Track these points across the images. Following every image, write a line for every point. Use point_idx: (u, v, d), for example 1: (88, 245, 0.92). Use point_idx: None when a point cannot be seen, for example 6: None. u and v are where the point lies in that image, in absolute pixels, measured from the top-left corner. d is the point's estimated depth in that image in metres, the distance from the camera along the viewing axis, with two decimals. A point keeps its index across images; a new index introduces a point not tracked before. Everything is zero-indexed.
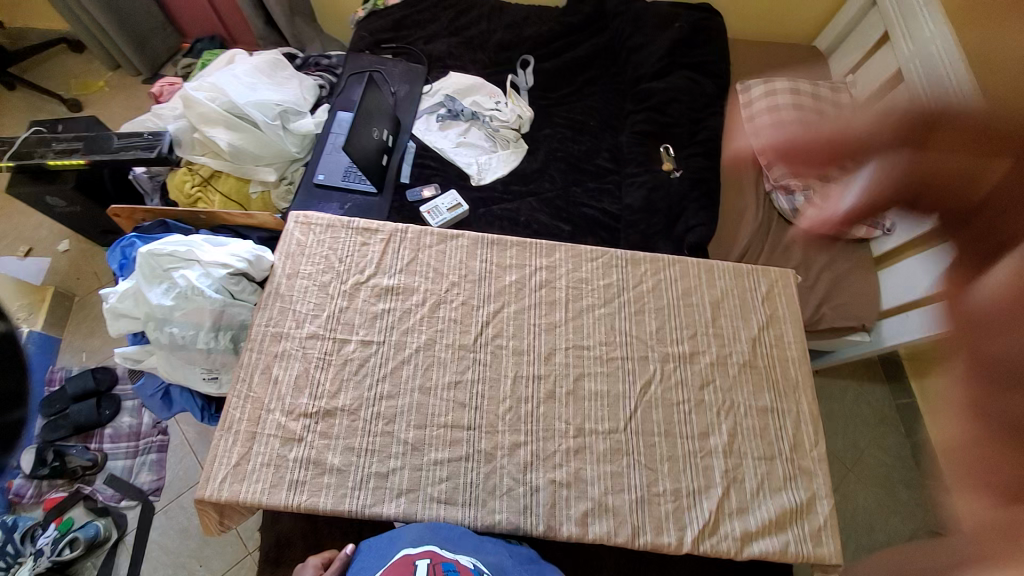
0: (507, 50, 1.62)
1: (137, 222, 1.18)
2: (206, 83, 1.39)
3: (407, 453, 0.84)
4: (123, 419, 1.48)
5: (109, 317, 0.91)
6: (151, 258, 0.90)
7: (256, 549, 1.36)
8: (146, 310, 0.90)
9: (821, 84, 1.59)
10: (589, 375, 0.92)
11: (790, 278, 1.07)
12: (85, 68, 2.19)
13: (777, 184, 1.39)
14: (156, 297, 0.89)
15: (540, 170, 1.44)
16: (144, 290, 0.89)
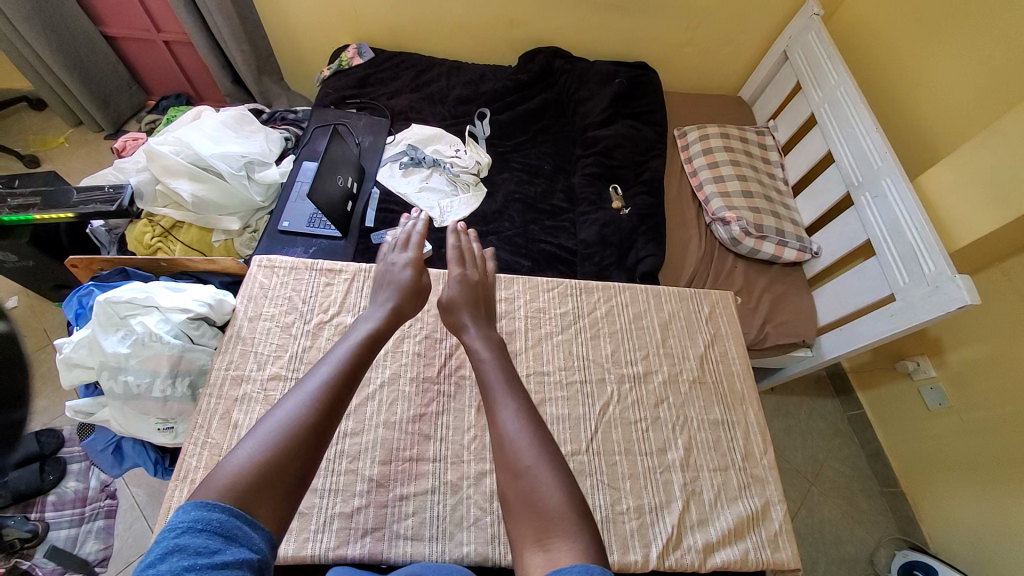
0: (465, 104, 1.75)
1: (95, 272, 1.16)
2: (171, 137, 1.43)
3: (372, 490, 0.84)
4: (68, 484, 1.42)
5: (61, 368, 0.88)
6: (107, 305, 0.89)
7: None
8: (99, 358, 0.87)
9: (747, 129, 1.78)
10: (550, 400, 0.95)
11: (730, 300, 1.17)
12: (45, 125, 2.19)
13: (713, 217, 1.55)
14: (112, 345, 0.87)
15: (499, 211, 1.53)
16: (100, 338, 0.87)
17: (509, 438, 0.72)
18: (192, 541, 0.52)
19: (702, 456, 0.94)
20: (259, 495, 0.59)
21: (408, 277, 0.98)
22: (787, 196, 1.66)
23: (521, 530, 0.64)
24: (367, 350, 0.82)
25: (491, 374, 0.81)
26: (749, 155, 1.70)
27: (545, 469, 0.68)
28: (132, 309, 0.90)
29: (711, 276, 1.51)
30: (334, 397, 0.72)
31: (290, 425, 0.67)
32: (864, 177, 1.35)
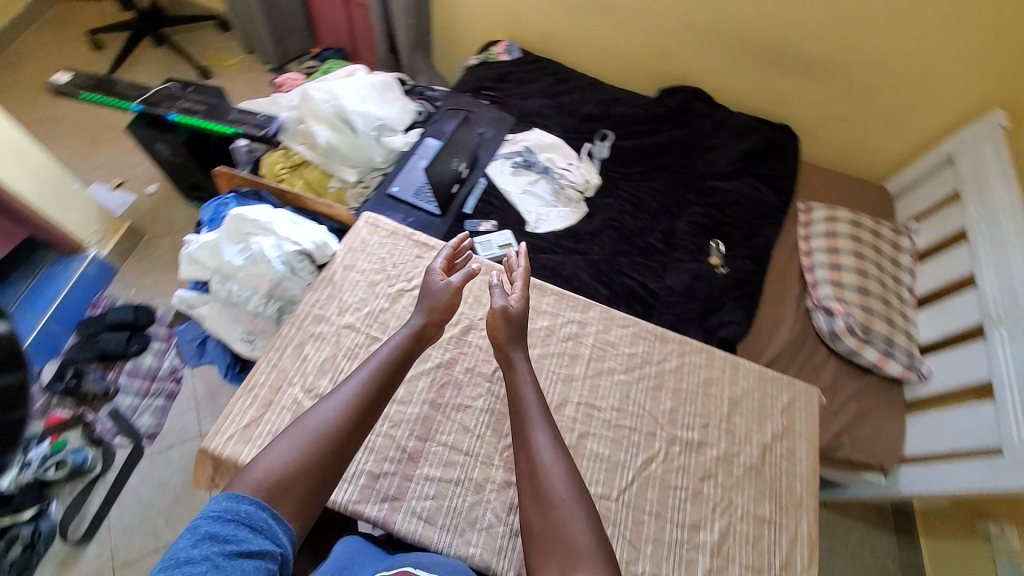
0: (592, 122, 1.77)
1: (233, 186, 1.33)
2: (326, 87, 1.60)
3: (403, 461, 0.86)
4: (145, 358, 1.61)
5: (183, 260, 0.99)
6: (236, 222, 0.99)
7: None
8: (217, 263, 0.98)
9: (883, 223, 1.62)
10: (593, 436, 0.92)
11: (814, 398, 1.07)
12: (224, 46, 2.50)
13: (818, 303, 1.45)
14: (230, 255, 0.97)
15: (594, 233, 1.52)
16: (223, 246, 0.97)
17: (542, 467, 0.76)
18: (222, 530, 0.58)
19: (737, 548, 0.87)
20: (286, 494, 0.66)
21: (451, 288, 0.94)
22: (909, 306, 1.49)
23: (546, 558, 0.68)
24: (401, 360, 0.85)
25: (527, 403, 0.84)
26: (876, 251, 1.55)
27: (575, 509, 0.71)
28: (253, 230, 0.99)
29: (796, 364, 1.40)
30: (362, 410, 0.77)
31: (321, 431, 0.73)
32: (1006, 313, 1.18)
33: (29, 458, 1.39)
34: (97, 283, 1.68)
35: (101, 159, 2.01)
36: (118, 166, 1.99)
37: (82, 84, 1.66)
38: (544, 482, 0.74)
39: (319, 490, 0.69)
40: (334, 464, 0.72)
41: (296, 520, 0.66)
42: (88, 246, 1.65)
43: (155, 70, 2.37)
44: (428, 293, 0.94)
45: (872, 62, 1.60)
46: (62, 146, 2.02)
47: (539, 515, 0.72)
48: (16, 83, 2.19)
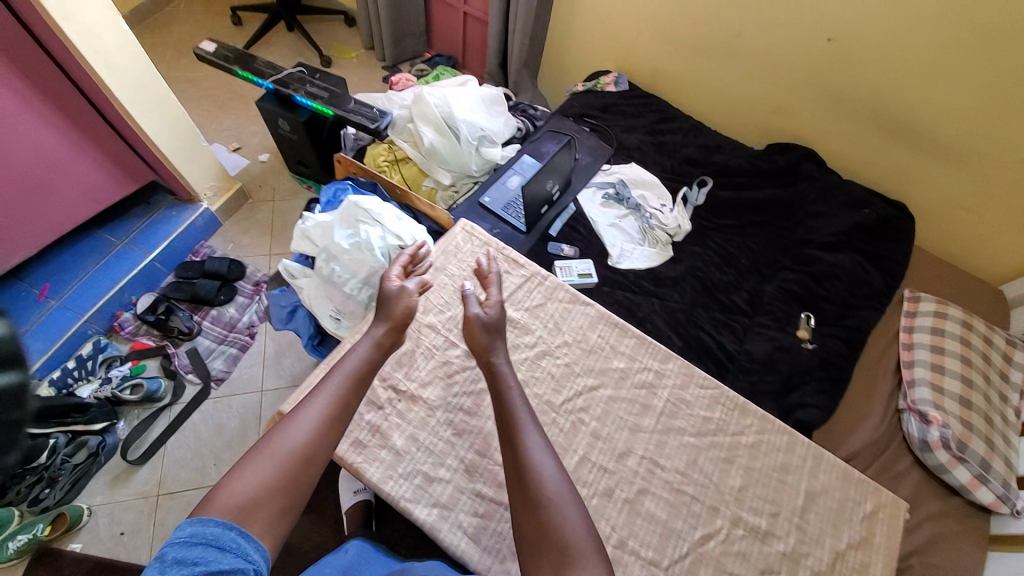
0: (690, 166, 1.72)
1: (351, 173, 1.45)
2: (440, 92, 1.66)
3: (459, 471, 0.85)
4: (228, 309, 1.72)
5: (297, 235, 1.06)
6: (351, 209, 1.05)
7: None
8: (325, 242, 1.03)
9: (998, 331, 1.47)
10: (653, 495, 0.87)
11: (899, 512, 0.97)
12: (348, 39, 2.68)
13: (912, 406, 1.32)
14: (341, 238, 1.02)
15: (675, 280, 1.47)
16: (336, 229, 1.02)
17: (531, 466, 0.72)
18: (189, 553, 0.56)
19: None
20: (255, 512, 0.65)
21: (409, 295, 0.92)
22: (1015, 431, 1.33)
23: (542, 558, 0.64)
24: (368, 373, 0.84)
25: (514, 401, 0.81)
26: (986, 360, 1.40)
27: (568, 509, 0.68)
28: (364, 219, 1.04)
29: (875, 467, 1.27)
30: (332, 423, 0.76)
31: (294, 448, 0.72)
32: None
33: (110, 376, 1.50)
34: (202, 232, 1.82)
35: (225, 123, 2.19)
36: (238, 131, 2.17)
37: (224, 55, 1.80)
38: (530, 480, 0.71)
39: (290, 505, 0.68)
40: (304, 477, 0.71)
41: (267, 537, 0.65)
42: (202, 200, 1.80)
43: (284, 51, 2.57)
44: (387, 302, 0.91)
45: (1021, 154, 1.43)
46: (195, 106, 2.23)
47: (531, 515, 0.68)
48: (167, 44, 2.44)
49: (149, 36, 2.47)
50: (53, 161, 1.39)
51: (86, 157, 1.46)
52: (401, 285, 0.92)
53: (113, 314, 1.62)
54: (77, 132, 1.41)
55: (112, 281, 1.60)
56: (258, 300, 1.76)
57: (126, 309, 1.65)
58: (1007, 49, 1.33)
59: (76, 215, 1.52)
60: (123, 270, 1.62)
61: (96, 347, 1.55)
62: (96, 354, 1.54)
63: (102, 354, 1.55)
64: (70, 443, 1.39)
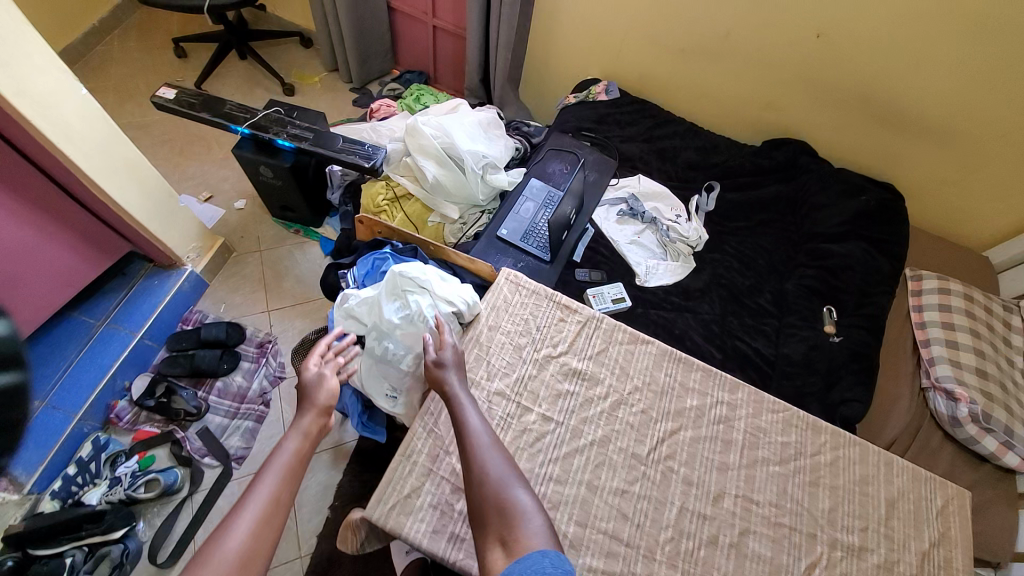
0: (694, 170, 1.73)
1: (374, 233, 1.35)
2: (436, 122, 1.58)
3: (564, 548, 0.82)
4: (235, 377, 1.60)
5: (343, 314, 1.05)
6: (394, 281, 1.04)
7: (308, 556, 1.25)
8: (376, 319, 1.03)
9: (996, 300, 1.56)
10: (755, 533, 0.87)
11: (967, 501, 1.01)
12: (306, 62, 2.52)
13: (935, 383, 1.37)
14: (390, 312, 1.01)
15: (703, 290, 1.48)
16: (384, 304, 1.02)
17: (478, 456, 0.78)
18: None
19: None
20: None
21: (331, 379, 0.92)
22: None
23: (486, 525, 0.71)
24: (300, 465, 0.83)
25: (461, 397, 0.86)
26: (991, 329, 1.49)
27: (512, 484, 0.75)
28: (409, 289, 1.03)
29: (915, 449, 1.33)
30: (266, 521, 0.74)
31: (232, 557, 0.69)
32: None
33: (119, 475, 1.37)
34: (189, 296, 1.68)
35: (190, 170, 2.02)
36: (205, 177, 2.01)
37: (186, 101, 1.64)
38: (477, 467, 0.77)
39: None
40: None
41: None
42: (185, 263, 1.65)
43: (239, 82, 2.38)
44: (309, 390, 0.91)
45: (1000, 131, 1.51)
46: (152, 155, 2.03)
47: (474, 492, 0.75)
48: (105, 87, 2.21)
49: (84, 80, 2.23)
50: (20, 252, 1.23)
51: (53, 240, 1.29)
52: (318, 373, 0.92)
53: (107, 404, 1.47)
54: (37, 213, 1.23)
55: (100, 369, 1.45)
56: (265, 363, 1.64)
57: (121, 396, 1.50)
58: (979, 37, 1.40)
59: (47, 303, 1.33)
60: (111, 355, 1.47)
61: (96, 446, 1.41)
62: (98, 454, 1.40)
63: (104, 452, 1.41)
64: (89, 559, 1.24)
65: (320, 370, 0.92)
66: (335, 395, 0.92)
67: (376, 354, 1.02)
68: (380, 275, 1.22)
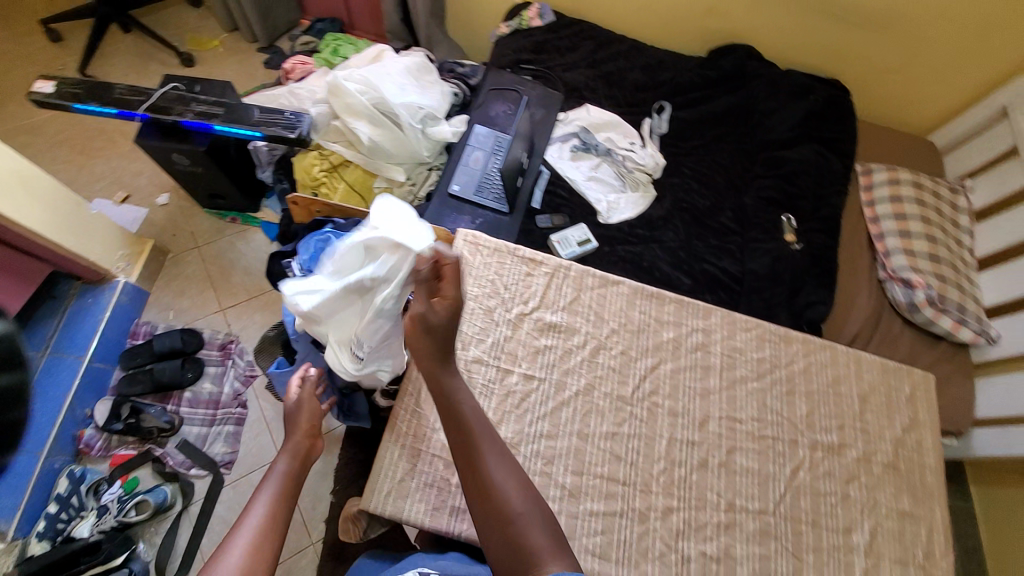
0: (642, 92, 1.64)
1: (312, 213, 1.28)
2: (359, 76, 1.43)
3: (565, 499, 0.83)
4: (203, 385, 1.53)
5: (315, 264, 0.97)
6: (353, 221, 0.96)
7: (320, 539, 1.27)
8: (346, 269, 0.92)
9: (943, 184, 1.61)
10: (741, 450, 0.91)
11: (929, 383, 1.07)
12: (200, 25, 2.20)
13: (892, 275, 1.43)
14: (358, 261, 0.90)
15: (666, 217, 1.46)
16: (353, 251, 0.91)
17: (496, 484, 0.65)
18: None
19: (886, 545, 0.89)
20: None
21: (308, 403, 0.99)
22: (973, 268, 1.51)
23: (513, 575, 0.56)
24: (292, 486, 0.86)
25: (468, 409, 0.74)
26: (940, 212, 1.54)
27: (537, 517, 0.62)
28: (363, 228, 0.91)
29: (877, 339, 1.40)
30: (268, 531, 0.75)
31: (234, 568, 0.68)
32: None
33: (105, 503, 1.32)
34: (131, 309, 1.55)
35: (98, 169, 1.79)
36: (116, 175, 1.79)
37: (69, 92, 1.41)
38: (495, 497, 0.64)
39: None
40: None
41: None
42: (117, 274, 1.51)
43: (130, 60, 2.08)
44: (292, 417, 0.98)
45: (937, 9, 1.49)
46: (49, 159, 1.79)
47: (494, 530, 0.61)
48: None
49: None
50: None
51: None
52: (297, 399, 0.99)
53: (73, 435, 1.39)
54: None
55: (52, 402, 1.34)
56: (232, 364, 1.56)
57: (86, 424, 1.41)
58: None
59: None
60: (62, 385, 1.36)
61: (74, 479, 1.33)
62: (78, 486, 1.33)
63: (84, 483, 1.35)
64: None
65: (299, 397, 1.00)
66: (316, 416, 0.98)
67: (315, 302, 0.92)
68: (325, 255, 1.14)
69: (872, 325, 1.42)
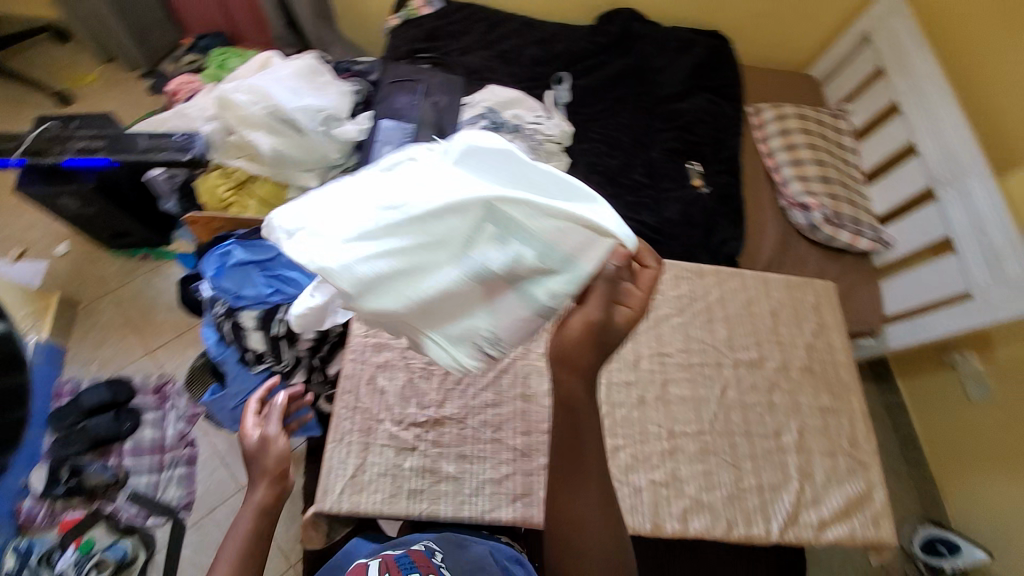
0: (541, 66, 1.68)
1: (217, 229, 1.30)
2: (248, 86, 1.38)
3: (518, 459, 0.86)
4: (144, 432, 1.43)
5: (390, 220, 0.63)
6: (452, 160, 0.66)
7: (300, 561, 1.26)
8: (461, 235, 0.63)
9: (823, 112, 1.76)
10: (673, 380, 0.98)
11: (831, 291, 1.15)
12: (72, 59, 2.03)
13: (792, 201, 1.56)
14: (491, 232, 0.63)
15: (582, 182, 1.51)
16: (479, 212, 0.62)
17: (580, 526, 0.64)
18: None
19: (814, 441, 0.97)
20: None
21: (272, 439, 0.79)
22: (862, 183, 1.65)
23: None
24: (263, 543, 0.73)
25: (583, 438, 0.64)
26: (825, 138, 1.68)
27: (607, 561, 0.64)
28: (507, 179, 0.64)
29: (788, 262, 1.53)
30: None
31: None
32: (950, 174, 1.38)
33: (61, 571, 1.26)
34: (49, 369, 1.45)
35: None
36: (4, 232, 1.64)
37: None
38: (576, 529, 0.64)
39: None
40: None
41: None
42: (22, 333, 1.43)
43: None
44: (254, 459, 0.78)
45: None
46: None
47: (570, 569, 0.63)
48: None
49: None
50: None
51: None
52: (263, 434, 0.79)
53: (11, 510, 1.31)
54: None
55: None
56: (171, 406, 1.48)
57: (23, 496, 1.33)
58: None
59: None
60: None
61: (20, 554, 1.27)
62: (27, 560, 1.27)
63: (33, 555, 1.28)
64: None
65: (262, 430, 0.80)
66: (286, 454, 0.78)
67: (428, 287, 0.62)
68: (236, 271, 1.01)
69: (782, 249, 1.54)
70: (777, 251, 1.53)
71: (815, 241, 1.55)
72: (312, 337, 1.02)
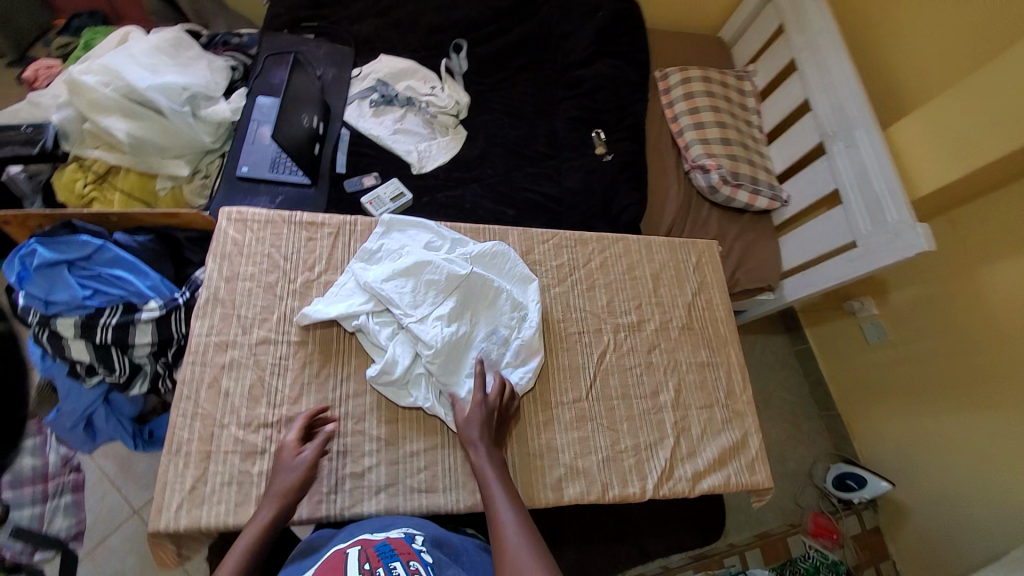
0: (438, 33, 1.59)
1: (33, 229, 0.99)
2: (96, 65, 1.21)
3: (381, 448, 0.82)
4: (22, 461, 1.25)
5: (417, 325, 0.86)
6: (482, 283, 0.92)
7: None
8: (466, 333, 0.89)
9: (728, 73, 1.74)
10: (554, 351, 0.97)
11: (715, 250, 1.20)
12: None
13: (693, 164, 1.55)
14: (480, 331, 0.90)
15: (481, 156, 1.46)
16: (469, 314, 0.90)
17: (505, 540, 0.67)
18: None
19: (691, 396, 1.00)
20: None
21: (303, 466, 0.75)
22: (763, 143, 1.66)
23: None
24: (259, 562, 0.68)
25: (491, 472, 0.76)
26: (728, 100, 1.68)
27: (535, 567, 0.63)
28: (519, 304, 0.94)
29: (690, 226, 1.54)
30: None
31: None
32: (837, 127, 1.39)
33: None
34: None
35: None
36: None
37: None
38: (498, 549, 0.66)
39: None
40: None
41: None
42: None
43: None
44: (279, 473, 0.75)
45: None
46: None
47: None
48: None
49: None
50: None
51: None
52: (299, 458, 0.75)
53: None
54: None
55: None
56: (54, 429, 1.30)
57: None
58: None
59: None
60: None
61: None
62: None
63: None
64: None
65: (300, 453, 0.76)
66: (305, 481, 0.75)
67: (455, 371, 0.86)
68: (34, 270, 0.86)
69: (684, 215, 1.54)
70: (680, 218, 1.53)
71: (717, 204, 1.57)
72: (148, 343, 0.89)
